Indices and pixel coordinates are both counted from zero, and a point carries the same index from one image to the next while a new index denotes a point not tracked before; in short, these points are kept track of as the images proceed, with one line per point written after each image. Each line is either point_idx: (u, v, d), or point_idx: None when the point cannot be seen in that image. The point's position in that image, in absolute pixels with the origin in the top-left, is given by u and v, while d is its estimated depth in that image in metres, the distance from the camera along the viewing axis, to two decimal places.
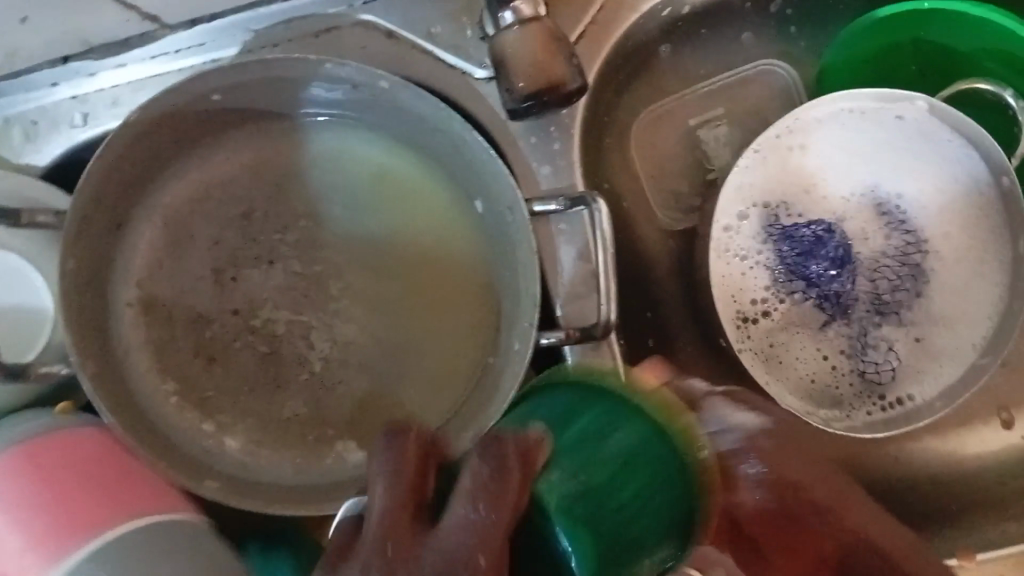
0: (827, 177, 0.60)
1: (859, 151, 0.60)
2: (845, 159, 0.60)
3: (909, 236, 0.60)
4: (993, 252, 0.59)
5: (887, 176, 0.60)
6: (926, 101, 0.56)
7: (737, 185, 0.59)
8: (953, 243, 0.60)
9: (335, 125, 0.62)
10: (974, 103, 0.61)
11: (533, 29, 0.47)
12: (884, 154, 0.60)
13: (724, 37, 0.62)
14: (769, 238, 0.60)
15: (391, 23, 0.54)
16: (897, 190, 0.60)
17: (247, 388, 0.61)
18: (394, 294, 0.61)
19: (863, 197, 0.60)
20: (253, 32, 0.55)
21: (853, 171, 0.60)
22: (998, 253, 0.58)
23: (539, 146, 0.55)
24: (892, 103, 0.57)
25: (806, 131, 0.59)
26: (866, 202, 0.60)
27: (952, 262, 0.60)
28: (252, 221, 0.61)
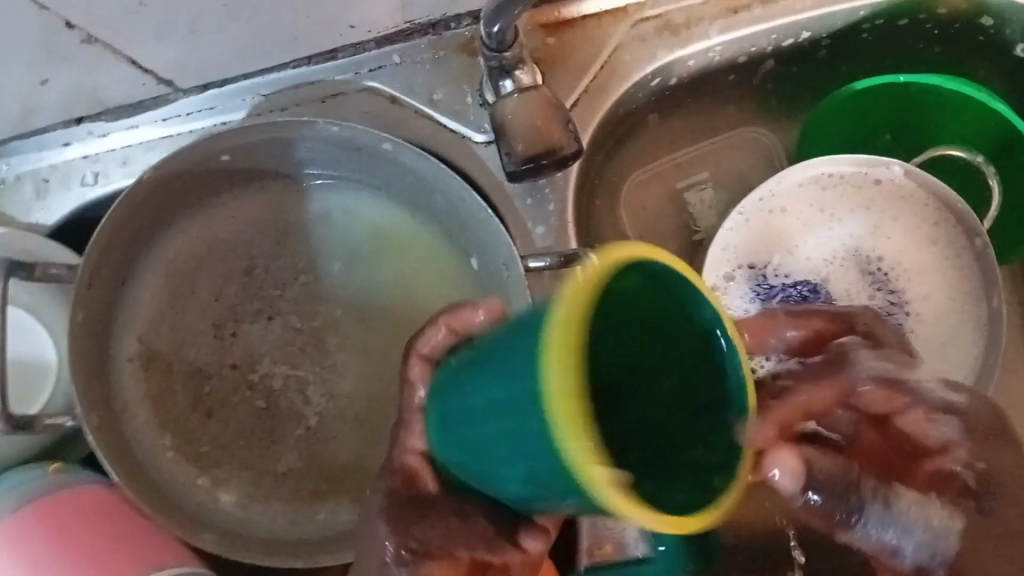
0: (811, 241, 0.62)
1: (842, 215, 0.61)
2: (829, 223, 0.62)
3: (893, 296, 0.61)
4: (969, 312, 0.61)
5: (869, 240, 0.62)
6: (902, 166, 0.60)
7: (723, 246, 0.61)
8: (932, 305, 0.62)
9: (337, 185, 0.64)
10: (944, 167, 0.64)
11: (532, 97, 0.50)
12: (866, 218, 0.62)
13: (710, 105, 0.65)
14: (757, 298, 0.61)
15: (394, 89, 0.57)
16: (880, 253, 0.62)
17: (243, 441, 0.62)
18: (393, 348, 0.63)
19: (847, 260, 0.62)
20: (261, 96, 0.57)
21: (836, 235, 0.62)
22: (973, 311, 0.61)
23: (534, 207, 0.57)
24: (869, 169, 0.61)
25: (789, 196, 0.61)
26: (851, 265, 0.62)
27: (933, 323, 0.62)
28: (253, 276, 0.62)
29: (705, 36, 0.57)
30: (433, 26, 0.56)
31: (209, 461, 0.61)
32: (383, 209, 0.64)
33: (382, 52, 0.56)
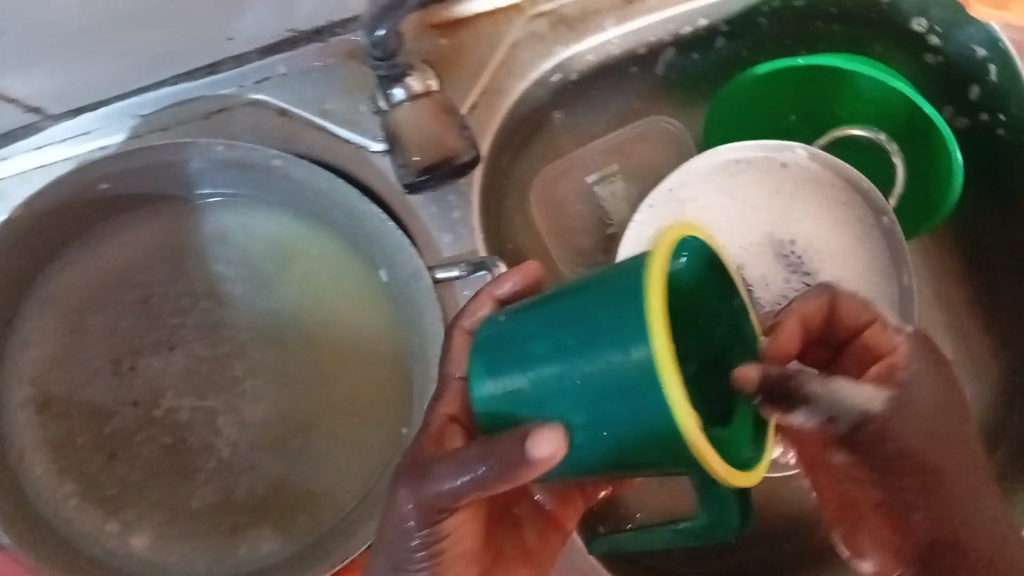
0: (723, 230, 0.61)
1: (753, 202, 0.61)
2: (739, 211, 0.61)
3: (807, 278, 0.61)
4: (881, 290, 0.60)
5: (780, 224, 0.61)
6: (806, 147, 0.60)
7: (635, 240, 0.59)
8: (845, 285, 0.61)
9: (235, 203, 0.61)
10: (853, 148, 0.64)
11: (425, 105, 0.48)
12: (776, 203, 0.61)
13: (614, 99, 0.64)
14: None
15: (283, 100, 0.54)
16: (791, 236, 0.61)
17: (151, 482, 0.58)
18: (305, 369, 0.60)
19: (761, 245, 0.61)
20: (140, 117, 0.54)
21: (747, 221, 0.61)
22: (885, 288, 0.60)
23: (439, 215, 0.55)
24: (775, 153, 0.60)
25: (697, 185, 0.60)
26: (765, 250, 0.61)
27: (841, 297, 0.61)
28: (149, 305, 0.59)
29: (601, 29, 0.56)
30: (318, 32, 0.54)
31: (116, 505, 0.57)
32: (285, 225, 0.61)
33: (266, 63, 0.54)
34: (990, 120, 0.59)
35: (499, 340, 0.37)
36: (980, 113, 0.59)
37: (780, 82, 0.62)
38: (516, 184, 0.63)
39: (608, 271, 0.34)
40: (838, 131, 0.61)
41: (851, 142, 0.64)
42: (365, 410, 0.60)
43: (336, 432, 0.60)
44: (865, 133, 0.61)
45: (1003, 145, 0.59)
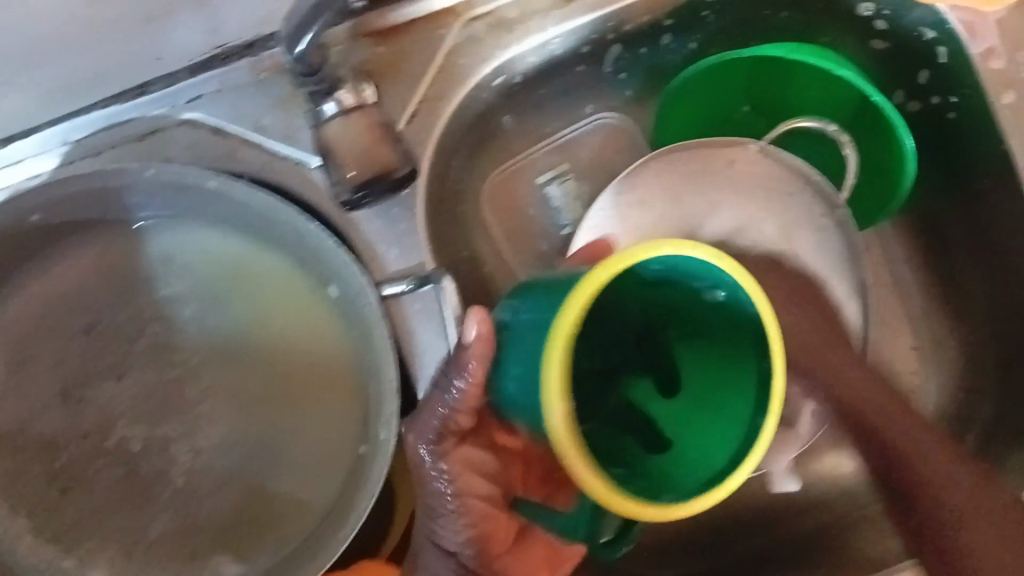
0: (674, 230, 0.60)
1: (703, 202, 0.60)
2: (690, 212, 0.60)
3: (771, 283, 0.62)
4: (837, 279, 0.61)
5: (731, 223, 0.60)
6: (758, 143, 0.59)
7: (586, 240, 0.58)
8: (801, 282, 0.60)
9: (177, 223, 0.59)
10: (800, 138, 0.63)
11: (358, 120, 0.47)
12: (727, 202, 0.60)
13: (566, 97, 0.63)
14: None
15: (216, 118, 0.53)
16: (743, 235, 0.60)
17: (107, 515, 0.57)
18: (260, 390, 0.59)
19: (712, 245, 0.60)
20: (71, 143, 0.52)
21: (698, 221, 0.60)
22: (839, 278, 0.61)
23: (385, 228, 0.54)
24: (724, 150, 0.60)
25: (647, 187, 0.59)
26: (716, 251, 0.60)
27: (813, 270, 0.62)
28: (95, 334, 0.58)
29: (542, 28, 0.55)
30: (249, 46, 0.52)
31: (73, 539, 0.56)
32: (231, 244, 0.59)
33: (197, 81, 0.52)
34: (943, 103, 0.58)
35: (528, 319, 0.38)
36: (932, 96, 0.58)
37: (727, 75, 0.61)
38: (469, 189, 0.62)
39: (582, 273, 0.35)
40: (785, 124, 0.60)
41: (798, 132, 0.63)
42: (322, 429, 0.58)
43: (296, 453, 0.58)
44: (815, 124, 0.60)
45: (954, 129, 0.58)
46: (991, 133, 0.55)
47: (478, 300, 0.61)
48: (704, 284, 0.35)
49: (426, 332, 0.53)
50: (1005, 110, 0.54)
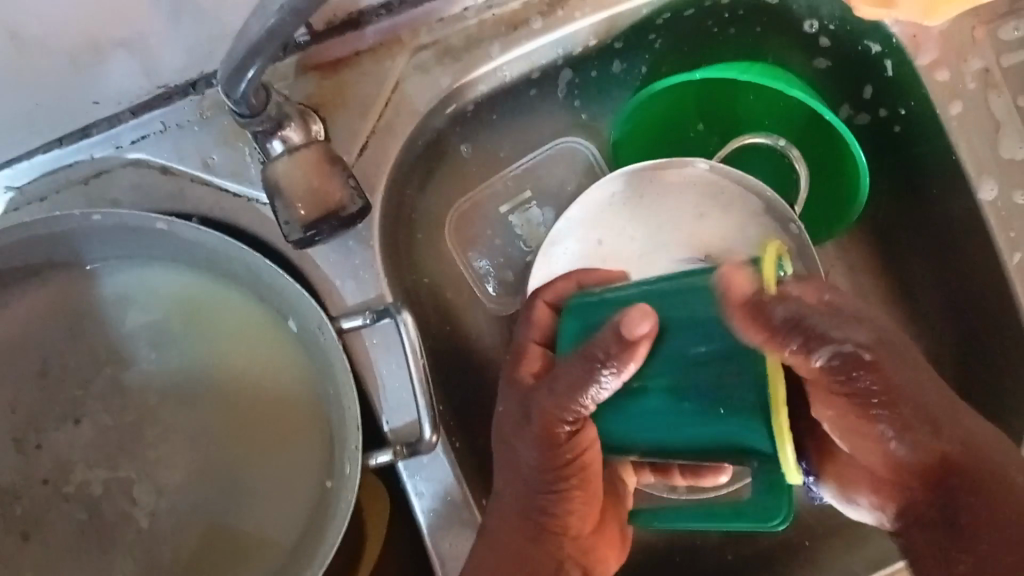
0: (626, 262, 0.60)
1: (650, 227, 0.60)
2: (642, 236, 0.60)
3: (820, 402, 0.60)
4: None
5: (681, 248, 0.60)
6: (705, 162, 0.59)
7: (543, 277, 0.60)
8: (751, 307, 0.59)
9: (129, 263, 0.58)
10: (755, 155, 0.64)
11: (304, 157, 0.47)
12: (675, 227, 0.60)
13: (520, 120, 0.63)
14: None
15: (164, 158, 0.52)
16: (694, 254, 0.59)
17: (68, 562, 0.56)
18: (222, 429, 0.58)
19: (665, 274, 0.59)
20: (15, 188, 0.52)
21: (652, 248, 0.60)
22: None
23: (340, 261, 0.53)
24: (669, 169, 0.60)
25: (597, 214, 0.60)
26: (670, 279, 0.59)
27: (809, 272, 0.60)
28: (50, 378, 0.57)
29: (490, 57, 0.55)
30: (192, 85, 0.50)
31: None
32: (186, 282, 0.59)
33: (142, 121, 0.51)
34: (890, 116, 0.59)
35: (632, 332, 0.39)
36: (879, 109, 0.59)
37: (676, 96, 0.61)
38: (425, 217, 0.62)
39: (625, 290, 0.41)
40: (737, 143, 0.61)
41: (753, 151, 0.63)
42: (284, 465, 0.58)
43: (259, 489, 0.58)
44: (765, 140, 0.61)
45: (906, 140, 0.59)
46: (941, 145, 0.56)
47: (441, 327, 0.62)
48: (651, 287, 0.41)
49: (387, 368, 0.53)
50: (953, 121, 0.55)
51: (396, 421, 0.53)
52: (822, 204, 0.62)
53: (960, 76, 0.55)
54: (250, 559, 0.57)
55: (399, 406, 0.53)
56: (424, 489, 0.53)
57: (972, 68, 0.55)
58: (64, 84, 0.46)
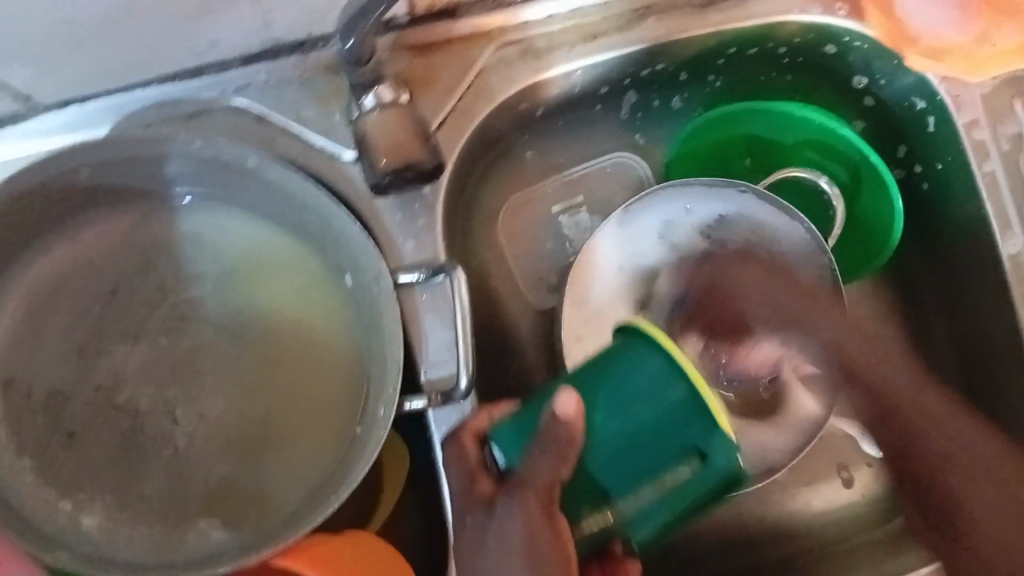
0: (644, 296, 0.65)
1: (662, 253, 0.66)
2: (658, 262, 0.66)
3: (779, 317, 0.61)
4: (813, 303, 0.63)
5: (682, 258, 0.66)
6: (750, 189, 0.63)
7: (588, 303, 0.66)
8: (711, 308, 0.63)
9: (209, 203, 0.63)
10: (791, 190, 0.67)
11: (393, 114, 0.51)
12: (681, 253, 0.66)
13: (581, 131, 0.69)
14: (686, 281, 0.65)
15: (262, 107, 0.57)
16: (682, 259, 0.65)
17: (106, 469, 0.60)
18: (268, 370, 0.62)
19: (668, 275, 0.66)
20: (124, 114, 0.57)
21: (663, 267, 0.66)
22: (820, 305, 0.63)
23: (404, 222, 0.58)
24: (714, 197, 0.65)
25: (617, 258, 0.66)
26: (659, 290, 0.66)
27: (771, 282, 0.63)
28: (118, 297, 0.62)
29: (566, 59, 0.59)
30: (300, 45, 0.56)
31: (73, 485, 0.59)
32: (257, 230, 0.63)
33: (249, 71, 0.57)
34: (922, 172, 0.63)
35: (608, 419, 0.44)
36: (913, 165, 0.64)
37: (731, 124, 0.66)
38: (482, 206, 0.67)
39: (647, 361, 0.44)
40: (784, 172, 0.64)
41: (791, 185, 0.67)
42: (317, 411, 0.62)
43: (291, 430, 0.61)
44: (808, 174, 0.65)
45: (935, 194, 0.63)
46: (972, 200, 0.59)
47: (483, 308, 0.67)
48: (625, 369, 0.45)
49: (434, 324, 0.57)
50: (986, 178, 0.58)
51: (436, 374, 0.57)
52: (851, 245, 0.66)
53: (997, 137, 0.59)
54: (275, 493, 0.60)
55: (440, 360, 0.57)
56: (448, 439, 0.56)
57: (1008, 132, 0.59)
58: (188, 25, 0.52)
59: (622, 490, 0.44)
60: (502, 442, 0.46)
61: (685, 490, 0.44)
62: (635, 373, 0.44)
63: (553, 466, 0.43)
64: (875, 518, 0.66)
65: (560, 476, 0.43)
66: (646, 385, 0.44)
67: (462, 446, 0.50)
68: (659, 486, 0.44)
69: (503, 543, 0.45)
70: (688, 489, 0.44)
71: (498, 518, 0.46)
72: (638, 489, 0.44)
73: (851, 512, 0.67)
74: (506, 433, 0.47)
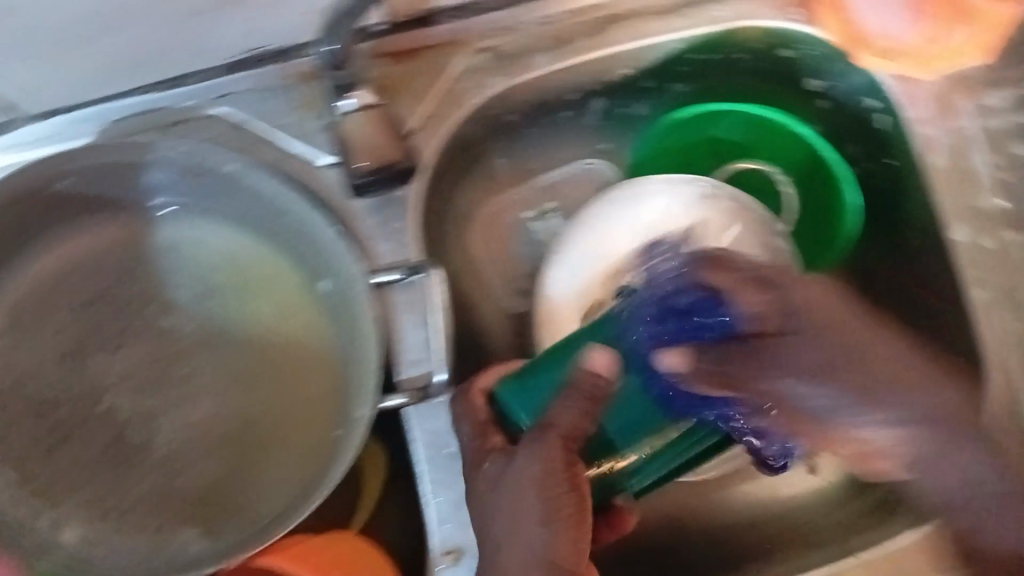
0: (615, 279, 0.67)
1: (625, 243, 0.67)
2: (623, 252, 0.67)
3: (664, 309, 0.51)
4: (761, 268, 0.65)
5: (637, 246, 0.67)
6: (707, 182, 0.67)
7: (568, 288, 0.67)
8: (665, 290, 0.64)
9: (187, 213, 0.63)
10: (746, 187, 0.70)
11: (372, 116, 0.55)
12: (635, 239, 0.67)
13: (550, 137, 0.71)
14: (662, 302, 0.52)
15: (241, 114, 0.59)
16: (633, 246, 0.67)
17: (89, 477, 0.60)
18: (249, 376, 0.63)
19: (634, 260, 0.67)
20: (103, 122, 0.58)
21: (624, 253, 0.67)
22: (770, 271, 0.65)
23: (382, 226, 0.59)
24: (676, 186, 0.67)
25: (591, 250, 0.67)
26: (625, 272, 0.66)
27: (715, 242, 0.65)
28: (98, 306, 0.62)
29: (536, 65, 0.62)
30: (282, 52, 0.58)
31: (55, 493, 0.59)
32: (233, 238, 0.64)
33: (229, 79, 0.58)
34: (873, 170, 0.66)
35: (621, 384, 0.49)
36: (864, 164, 0.67)
37: (696, 125, 0.68)
38: (456, 212, 0.69)
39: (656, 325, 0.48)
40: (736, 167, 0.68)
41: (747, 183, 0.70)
42: (298, 415, 0.62)
43: (272, 435, 0.62)
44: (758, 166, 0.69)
45: (886, 189, 0.66)
46: (922, 192, 0.62)
47: (459, 311, 0.68)
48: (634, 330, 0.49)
49: (410, 323, 0.58)
50: (934, 172, 0.62)
51: (414, 372, 0.58)
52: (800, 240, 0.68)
53: (942, 132, 0.62)
54: (256, 496, 0.61)
55: (418, 359, 0.58)
56: (426, 435, 0.58)
57: (952, 126, 0.62)
58: (169, 30, 0.53)
59: (629, 444, 0.51)
60: (515, 405, 0.53)
61: (681, 437, 0.51)
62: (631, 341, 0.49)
63: (576, 415, 0.49)
64: (839, 497, 0.69)
65: (583, 425, 0.49)
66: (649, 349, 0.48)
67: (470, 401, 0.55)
68: (659, 434, 0.50)
69: (520, 492, 0.52)
70: (685, 434, 0.51)
71: (520, 458, 0.52)
72: (642, 438, 0.50)
73: (819, 496, 0.69)
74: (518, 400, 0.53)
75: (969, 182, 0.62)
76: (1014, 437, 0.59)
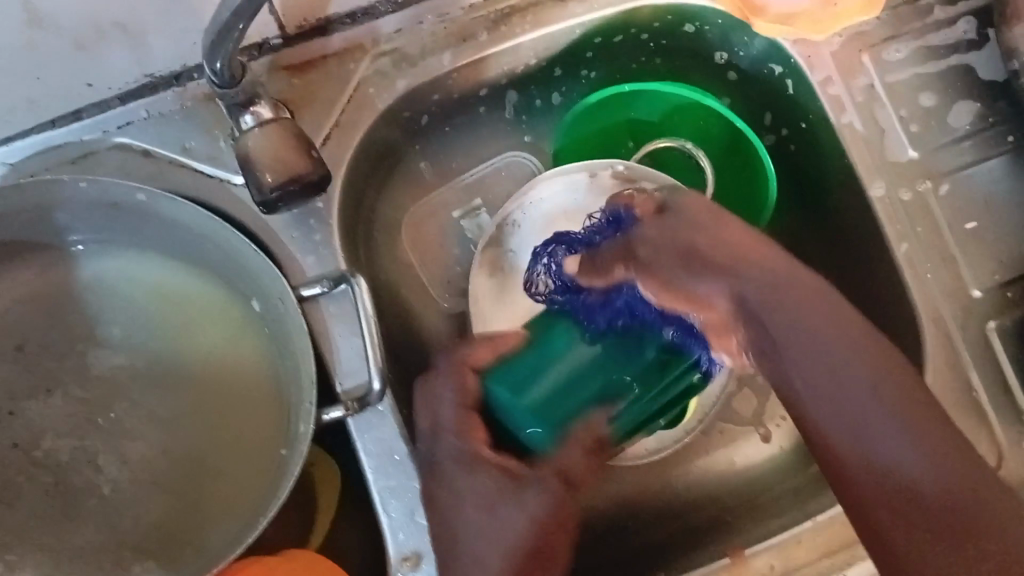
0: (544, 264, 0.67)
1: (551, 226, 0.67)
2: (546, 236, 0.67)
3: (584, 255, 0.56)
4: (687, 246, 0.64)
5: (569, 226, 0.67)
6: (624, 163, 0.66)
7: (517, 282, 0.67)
8: None
9: (109, 248, 0.63)
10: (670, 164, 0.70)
11: (273, 130, 0.53)
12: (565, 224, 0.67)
13: (469, 135, 0.70)
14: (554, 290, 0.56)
15: (147, 142, 0.59)
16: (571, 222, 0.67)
17: (33, 526, 0.59)
18: (187, 405, 0.62)
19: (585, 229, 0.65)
20: (10, 165, 0.58)
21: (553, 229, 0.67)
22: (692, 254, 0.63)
23: (302, 240, 0.59)
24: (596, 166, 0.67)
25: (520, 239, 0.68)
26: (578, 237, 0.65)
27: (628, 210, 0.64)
28: (25, 352, 0.61)
29: (440, 64, 0.62)
30: (176, 78, 0.57)
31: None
32: (159, 268, 0.63)
33: (130, 108, 0.58)
34: (788, 135, 0.67)
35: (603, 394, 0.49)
36: (781, 130, 0.68)
37: (612, 108, 0.69)
38: (384, 220, 0.68)
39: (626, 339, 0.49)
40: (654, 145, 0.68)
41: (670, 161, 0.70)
42: (241, 437, 0.62)
43: (217, 459, 0.62)
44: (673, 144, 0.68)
45: (802, 153, 0.67)
46: (837, 150, 0.63)
47: (397, 319, 0.68)
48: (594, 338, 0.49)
49: (342, 334, 0.58)
50: (846, 129, 0.62)
51: (351, 383, 0.58)
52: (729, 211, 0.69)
53: (850, 90, 0.62)
54: (208, 522, 0.60)
55: (352, 370, 0.58)
56: (371, 445, 0.57)
57: (859, 84, 0.63)
58: (62, 63, 0.52)
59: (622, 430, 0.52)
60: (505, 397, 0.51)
61: (664, 407, 0.54)
62: (603, 356, 0.49)
63: (576, 455, 0.50)
64: (791, 466, 0.70)
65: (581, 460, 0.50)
66: (614, 361, 0.49)
67: (466, 419, 0.52)
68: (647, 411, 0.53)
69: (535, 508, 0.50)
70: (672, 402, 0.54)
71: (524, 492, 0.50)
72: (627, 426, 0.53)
73: (773, 463, 0.70)
74: (520, 406, 0.50)
75: (882, 137, 0.62)
76: (951, 382, 0.59)
